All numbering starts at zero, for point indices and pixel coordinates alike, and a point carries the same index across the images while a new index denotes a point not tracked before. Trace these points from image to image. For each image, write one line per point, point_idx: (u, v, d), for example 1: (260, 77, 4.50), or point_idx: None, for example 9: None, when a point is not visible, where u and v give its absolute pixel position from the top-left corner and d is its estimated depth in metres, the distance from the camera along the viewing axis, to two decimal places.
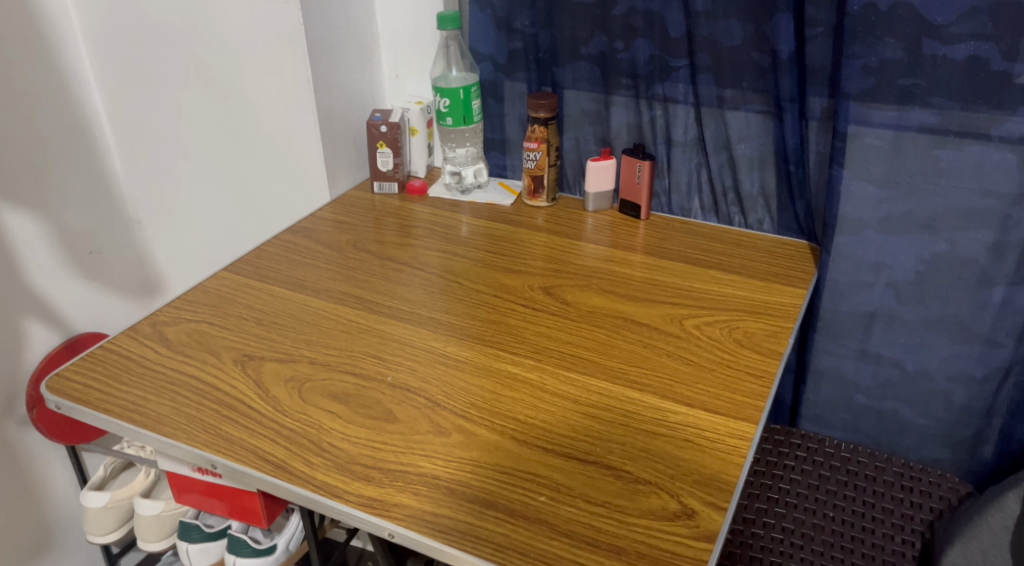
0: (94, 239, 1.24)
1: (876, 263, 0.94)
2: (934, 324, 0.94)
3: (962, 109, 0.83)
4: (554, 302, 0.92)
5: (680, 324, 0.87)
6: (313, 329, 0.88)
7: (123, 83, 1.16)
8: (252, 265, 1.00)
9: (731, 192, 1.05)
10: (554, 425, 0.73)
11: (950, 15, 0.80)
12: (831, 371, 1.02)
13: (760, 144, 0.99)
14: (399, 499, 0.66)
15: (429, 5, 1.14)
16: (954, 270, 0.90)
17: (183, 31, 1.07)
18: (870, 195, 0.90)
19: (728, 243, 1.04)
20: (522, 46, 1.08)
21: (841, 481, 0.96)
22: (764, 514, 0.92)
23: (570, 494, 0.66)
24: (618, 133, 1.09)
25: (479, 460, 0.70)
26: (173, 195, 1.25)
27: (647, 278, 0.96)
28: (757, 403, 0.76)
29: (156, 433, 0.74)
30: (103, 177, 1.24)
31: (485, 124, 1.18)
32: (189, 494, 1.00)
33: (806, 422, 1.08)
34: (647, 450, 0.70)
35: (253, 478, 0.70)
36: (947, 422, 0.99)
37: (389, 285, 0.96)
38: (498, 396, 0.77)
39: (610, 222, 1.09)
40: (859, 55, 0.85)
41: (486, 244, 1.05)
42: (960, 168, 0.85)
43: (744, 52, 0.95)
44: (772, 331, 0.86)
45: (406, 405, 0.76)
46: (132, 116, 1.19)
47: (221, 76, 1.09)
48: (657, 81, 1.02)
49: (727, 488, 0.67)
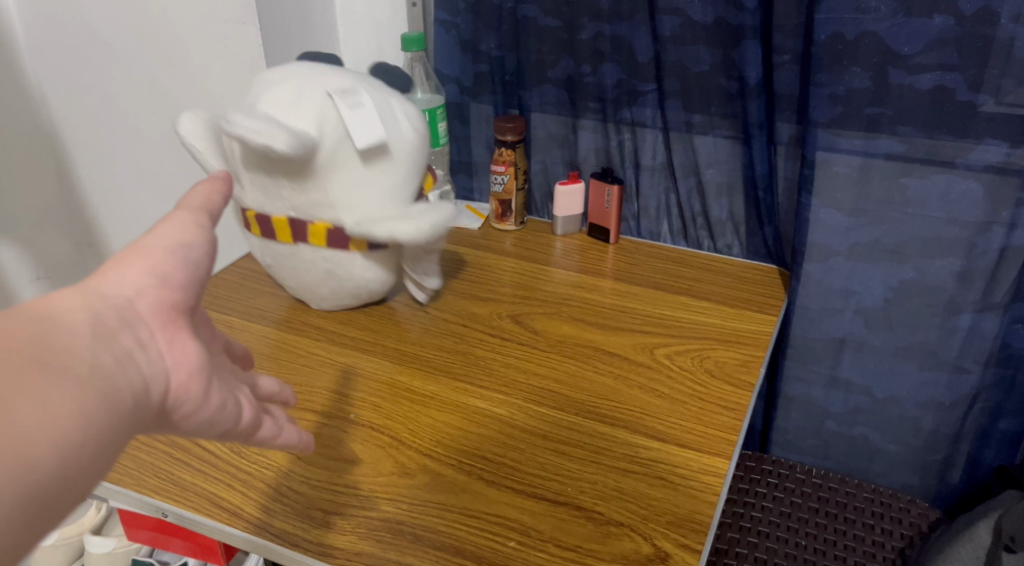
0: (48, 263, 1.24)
1: (845, 289, 0.93)
2: (902, 350, 0.94)
3: (927, 138, 0.83)
4: (522, 331, 0.90)
5: (651, 353, 0.86)
6: (272, 363, 0.85)
7: (76, 105, 1.12)
8: (209, 295, 0.97)
9: (700, 217, 1.04)
10: (524, 464, 0.71)
11: (916, 46, 0.80)
12: (801, 398, 1.02)
13: (728, 169, 0.99)
14: (362, 547, 0.64)
15: (394, 28, 1.12)
16: (922, 297, 0.90)
17: (135, 49, 1.03)
18: (839, 223, 0.90)
19: (697, 268, 1.03)
20: (487, 69, 1.07)
21: (812, 508, 0.95)
22: (737, 543, 0.90)
23: (540, 538, 0.64)
24: (586, 157, 1.08)
25: (444, 503, 0.67)
26: (129, 220, 1.20)
27: (617, 305, 0.95)
28: (731, 438, 0.74)
29: (104, 479, 0.70)
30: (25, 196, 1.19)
31: (451, 146, 1.15)
32: (139, 530, 0.94)
33: (777, 448, 1.07)
34: (618, 489, 0.68)
35: (204, 526, 0.67)
36: (917, 448, 0.99)
37: (353, 315, 0.93)
38: (465, 433, 0.75)
39: (579, 247, 1.08)
40: (826, 83, 0.84)
41: (453, 270, 1.03)
42: (926, 196, 0.86)
43: (711, 78, 0.94)
44: (744, 361, 0.85)
45: (370, 444, 0.74)
46: (87, 140, 1.14)
47: (180, 98, 1.05)
48: (625, 106, 1.01)
49: (701, 528, 0.65)
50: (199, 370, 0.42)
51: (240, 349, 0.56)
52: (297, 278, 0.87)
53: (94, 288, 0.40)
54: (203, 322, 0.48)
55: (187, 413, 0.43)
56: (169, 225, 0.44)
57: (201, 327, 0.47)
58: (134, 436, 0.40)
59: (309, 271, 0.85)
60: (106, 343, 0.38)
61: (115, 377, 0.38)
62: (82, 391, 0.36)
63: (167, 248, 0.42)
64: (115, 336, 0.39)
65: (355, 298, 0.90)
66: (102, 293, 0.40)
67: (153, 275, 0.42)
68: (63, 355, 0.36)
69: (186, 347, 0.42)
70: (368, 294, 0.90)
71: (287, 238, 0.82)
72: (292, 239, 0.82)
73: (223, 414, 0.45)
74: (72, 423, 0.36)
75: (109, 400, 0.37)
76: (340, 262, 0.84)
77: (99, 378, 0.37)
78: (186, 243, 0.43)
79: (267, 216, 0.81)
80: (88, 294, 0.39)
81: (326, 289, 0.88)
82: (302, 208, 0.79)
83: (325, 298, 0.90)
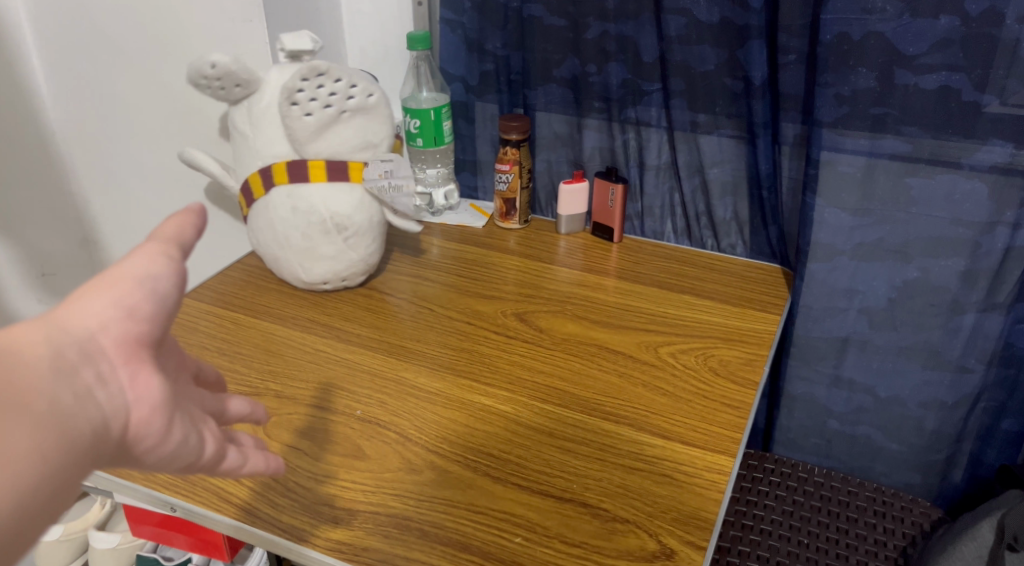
0: (48, 257, 1.22)
1: (848, 289, 0.94)
2: (906, 350, 0.94)
3: (932, 138, 0.83)
4: (527, 329, 0.90)
5: (656, 351, 0.86)
6: (278, 360, 0.85)
7: (81, 102, 1.10)
8: (215, 292, 0.97)
9: (704, 217, 1.05)
10: (529, 460, 0.71)
11: (922, 46, 0.80)
12: (804, 397, 1.02)
13: (732, 169, 0.99)
14: (369, 542, 0.64)
15: (399, 26, 1.13)
16: (925, 297, 0.91)
17: (141, 47, 1.03)
18: (843, 222, 0.90)
19: (701, 268, 1.03)
20: (493, 68, 1.07)
21: (814, 507, 0.95)
22: (740, 541, 0.91)
23: (546, 534, 0.64)
24: (590, 156, 1.08)
25: (450, 499, 0.68)
26: (133, 217, 1.19)
27: (622, 304, 0.95)
28: (735, 436, 0.75)
29: (112, 474, 0.70)
30: (26, 191, 1.17)
31: (456, 145, 1.16)
32: (144, 526, 0.94)
33: (780, 447, 1.08)
34: (624, 486, 0.69)
35: (212, 521, 0.67)
36: (919, 447, 0.99)
37: (358, 312, 0.94)
38: (470, 430, 0.75)
39: (583, 245, 1.08)
40: (832, 83, 0.84)
41: (458, 268, 1.03)
42: (931, 196, 0.86)
43: (717, 78, 0.94)
44: (749, 359, 0.85)
45: (376, 441, 0.74)
46: (90, 138, 1.13)
47: (186, 95, 1.05)
48: (630, 105, 1.01)
49: (706, 526, 0.65)
50: (162, 405, 0.43)
51: (211, 373, 0.55)
52: (275, 234, 0.91)
53: (58, 320, 0.40)
54: (171, 350, 0.48)
55: (148, 449, 0.43)
56: (139, 254, 0.43)
57: (169, 355, 0.47)
58: (91, 471, 0.40)
59: (281, 218, 0.89)
60: (66, 379, 0.39)
61: (71, 414, 0.38)
62: (39, 431, 0.37)
63: (136, 278, 0.42)
64: (76, 372, 0.39)
65: (332, 246, 0.91)
66: (66, 327, 0.40)
67: (119, 310, 0.41)
68: (21, 395, 0.37)
69: (149, 382, 0.42)
70: (344, 237, 0.91)
71: (260, 190, 0.90)
72: (263, 189, 0.89)
73: (185, 448, 0.45)
74: (26, 462, 0.36)
75: (62, 437, 0.38)
76: (302, 195, 0.88)
77: (57, 416, 0.37)
78: (155, 274, 0.43)
79: (246, 180, 0.91)
80: (52, 326, 0.40)
81: (298, 233, 0.90)
82: (263, 154, 0.89)
83: (308, 254, 0.91)
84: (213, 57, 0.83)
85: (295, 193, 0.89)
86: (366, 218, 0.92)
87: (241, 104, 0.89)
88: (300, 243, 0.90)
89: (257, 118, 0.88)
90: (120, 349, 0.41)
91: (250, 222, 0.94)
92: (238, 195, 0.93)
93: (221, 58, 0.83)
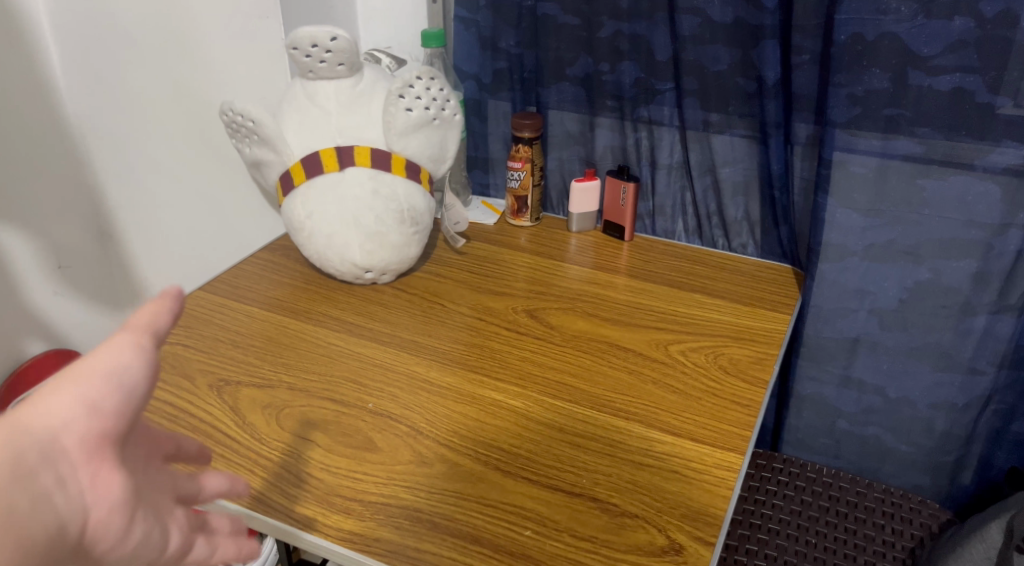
0: (64, 251, 1.14)
1: (859, 289, 0.94)
2: (916, 351, 0.94)
3: (945, 140, 0.84)
4: (538, 325, 0.91)
5: (665, 349, 0.87)
6: (291, 353, 0.86)
7: (95, 95, 1.08)
8: (229, 285, 0.98)
9: (716, 216, 1.05)
10: (539, 455, 0.72)
11: (936, 47, 0.80)
12: (813, 397, 1.02)
13: (744, 168, 0.99)
14: (381, 533, 0.65)
15: (413, 24, 1.14)
16: (937, 298, 0.91)
17: (156, 42, 1.05)
18: (855, 223, 0.90)
19: (711, 267, 1.03)
20: (507, 66, 1.08)
21: (823, 507, 0.95)
22: (747, 540, 0.91)
23: (556, 528, 0.65)
24: (602, 155, 1.08)
25: (461, 492, 0.68)
26: (150, 212, 1.17)
27: (632, 302, 0.95)
28: (745, 434, 0.75)
29: None
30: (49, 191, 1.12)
31: (468, 142, 1.16)
32: None
33: (788, 447, 1.08)
34: (633, 481, 0.69)
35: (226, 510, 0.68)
36: (928, 449, 0.99)
37: (370, 307, 0.94)
38: (481, 424, 0.76)
39: (594, 244, 1.09)
40: (845, 84, 0.84)
41: (469, 264, 1.04)
42: (944, 197, 0.86)
43: (730, 78, 0.95)
44: (758, 358, 0.86)
45: (387, 434, 0.75)
46: (104, 131, 1.10)
47: (202, 89, 1.09)
48: (643, 104, 1.02)
49: (715, 521, 0.66)
50: (122, 503, 0.42)
51: (195, 449, 0.53)
52: (343, 212, 0.90)
53: (19, 421, 0.39)
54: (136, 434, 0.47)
55: (107, 550, 0.42)
56: (106, 347, 0.42)
57: (133, 441, 0.46)
58: None
59: (356, 197, 0.90)
60: (24, 485, 0.38)
61: (28, 521, 0.37)
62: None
63: (102, 371, 0.41)
64: (34, 476, 0.38)
65: (399, 235, 0.93)
66: (26, 427, 0.39)
67: (82, 411, 0.40)
68: None
69: (111, 481, 0.41)
70: (412, 230, 0.94)
71: (333, 166, 0.90)
72: (338, 166, 0.90)
73: (147, 546, 0.44)
74: None
75: (17, 545, 0.37)
76: (387, 182, 0.91)
77: (10, 525, 0.37)
78: (122, 366, 0.42)
79: (316, 153, 0.90)
80: (11, 428, 0.39)
81: (372, 216, 0.90)
82: (346, 133, 0.91)
83: (376, 238, 0.92)
84: (337, 32, 0.87)
85: (379, 178, 0.91)
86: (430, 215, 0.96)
87: (330, 82, 0.91)
88: (368, 226, 0.90)
89: (348, 101, 0.92)
90: (82, 450, 0.40)
91: (301, 196, 0.91)
92: (297, 164, 0.91)
93: (346, 36, 0.87)
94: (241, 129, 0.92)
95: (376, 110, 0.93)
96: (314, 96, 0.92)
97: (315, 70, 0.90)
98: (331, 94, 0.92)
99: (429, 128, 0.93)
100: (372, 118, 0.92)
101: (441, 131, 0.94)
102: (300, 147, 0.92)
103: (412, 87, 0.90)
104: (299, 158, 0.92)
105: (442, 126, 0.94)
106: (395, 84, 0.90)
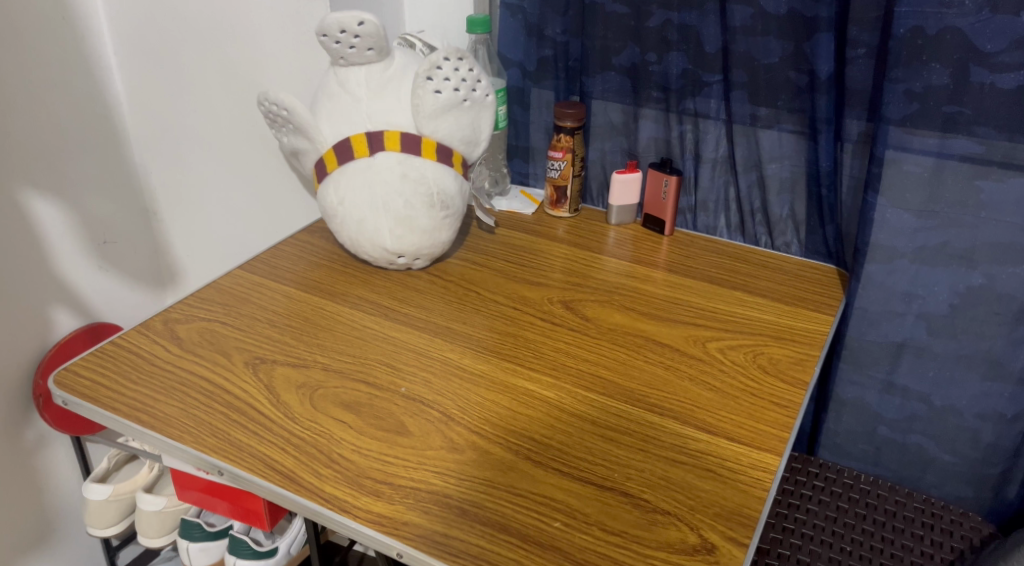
0: (108, 227, 1.20)
1: (907, 293, 0.91)
2: (965, 359, 0.91)
3: (1007, 141, 0.80)
4: (573, 317, 0.90)
5: (703, 346, 0.85)
6: (326, 334, 0.86)
7: (147, 71, 1.13)
8: (268, 265, 0.99)
9: (759, 214, 1.03)
10: (571, 447, 0.71)
11: (1000, 43, 0.77)
12: (854, 402, 0.99)
13: (792, 165, 0.97)
14: (409, 517, 0.65)
15: (459, 10, 1.13)
16: (989, 305, 0.88)
17: (208, 27, 1.05)
18: (906, 224, 0.87)
19: (753, 264, 1.01)
20: (552, 54, 1.06)
21: (859, 514, 0.92)
22: (780, 544, 0.89)
23: (586, 521, 0.64)
24: (646, 147, 1.07)
25: (490, 480, 0.68)
26: (193, 191, 1.22)
27: (670, 297, 0.94)
28: (782, 435, 0.73)
29: (163, 435, 0.72)
30: (96, 162, 1.16)
31: (510, 130, 1.16)
32: (188, 491, 0.96)
33: (826, 452, 1.05)
34: (666, 478, 0.68)
35: (257, 486, 0.68)
36: (973, 460, 0.96)
37: (407, 292, 0.94)
38: (513, 414, 0.75)
39: (633, 237, 1.07)
40: (903, 79, 0.82)
41: (507, 253, 1.03)
42: (1002, 201, 0.83)
43: (781, 71, 0.92)
44: (799, 359, 0.84)
45: (419, 418, 0.75)
46: (153, 107, 1.16)
47: (248, 74, 1.07)
48: (689, 96, 1.00)
49: (750, 523, 0.64)
50: None
51: None
52: (372, 196, 0.90)
53: None
54: None
55: None
56: None
57: None
58: None
59: (386, 182, 0.89)
60: None
61: None
62: None
63: None
64: None
65: (429, 220, 0.92)
66: None
67: None
68: None
69: None
70: (442, 214, 0.93)
71: (363, 152, 0.90)
72: (368, 151, 0.90)
73: None
74: None
75: None
76: (416, 166, 0.90)
77: None
78: None
79: (346, 139, 0.90)
80: None
81: (402, 200, 0.90)
82: (376, 119, 0.90)
83: (404, 222, 0.91)
84: (364, 16, 0.86)
85: (406, 162, 0.90)
86: (461, 203, 0.96)
87: (360, 67, 0.91)
88: (397, 211, 0.90)
89: (379, 85, 0.91)
90: None
91: (333, 183, 0.92)
92: (329, 150, 0.91)
93: (374, 20, 0.86)
94: (277, 118, 0.93)
95: (406, 94, 0.92)
96: (346, 78, 0.91)
97: (346, 56, 0.89)
98: (362, 76, 0.91)
99: (462, 109, 0.91)
100: (402, 103, 0.91)
101: (473, 115, 0.93)
102: (332, 134, 0.92)
103: (441, 69, 0.89)
104: (332, 145, 0.92)
105: (474, 109, 0.92)
106: (423, 66, 0.89)
